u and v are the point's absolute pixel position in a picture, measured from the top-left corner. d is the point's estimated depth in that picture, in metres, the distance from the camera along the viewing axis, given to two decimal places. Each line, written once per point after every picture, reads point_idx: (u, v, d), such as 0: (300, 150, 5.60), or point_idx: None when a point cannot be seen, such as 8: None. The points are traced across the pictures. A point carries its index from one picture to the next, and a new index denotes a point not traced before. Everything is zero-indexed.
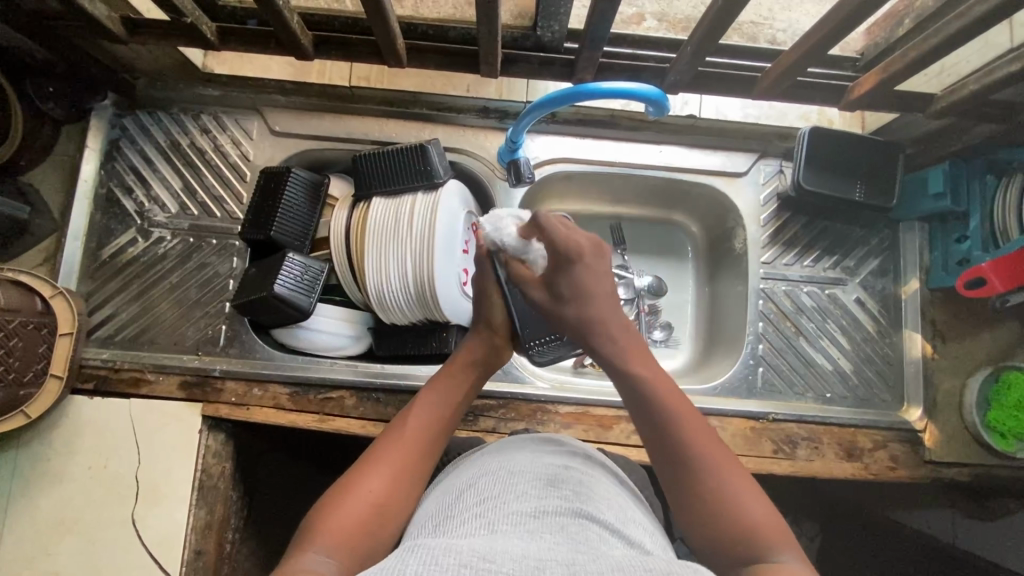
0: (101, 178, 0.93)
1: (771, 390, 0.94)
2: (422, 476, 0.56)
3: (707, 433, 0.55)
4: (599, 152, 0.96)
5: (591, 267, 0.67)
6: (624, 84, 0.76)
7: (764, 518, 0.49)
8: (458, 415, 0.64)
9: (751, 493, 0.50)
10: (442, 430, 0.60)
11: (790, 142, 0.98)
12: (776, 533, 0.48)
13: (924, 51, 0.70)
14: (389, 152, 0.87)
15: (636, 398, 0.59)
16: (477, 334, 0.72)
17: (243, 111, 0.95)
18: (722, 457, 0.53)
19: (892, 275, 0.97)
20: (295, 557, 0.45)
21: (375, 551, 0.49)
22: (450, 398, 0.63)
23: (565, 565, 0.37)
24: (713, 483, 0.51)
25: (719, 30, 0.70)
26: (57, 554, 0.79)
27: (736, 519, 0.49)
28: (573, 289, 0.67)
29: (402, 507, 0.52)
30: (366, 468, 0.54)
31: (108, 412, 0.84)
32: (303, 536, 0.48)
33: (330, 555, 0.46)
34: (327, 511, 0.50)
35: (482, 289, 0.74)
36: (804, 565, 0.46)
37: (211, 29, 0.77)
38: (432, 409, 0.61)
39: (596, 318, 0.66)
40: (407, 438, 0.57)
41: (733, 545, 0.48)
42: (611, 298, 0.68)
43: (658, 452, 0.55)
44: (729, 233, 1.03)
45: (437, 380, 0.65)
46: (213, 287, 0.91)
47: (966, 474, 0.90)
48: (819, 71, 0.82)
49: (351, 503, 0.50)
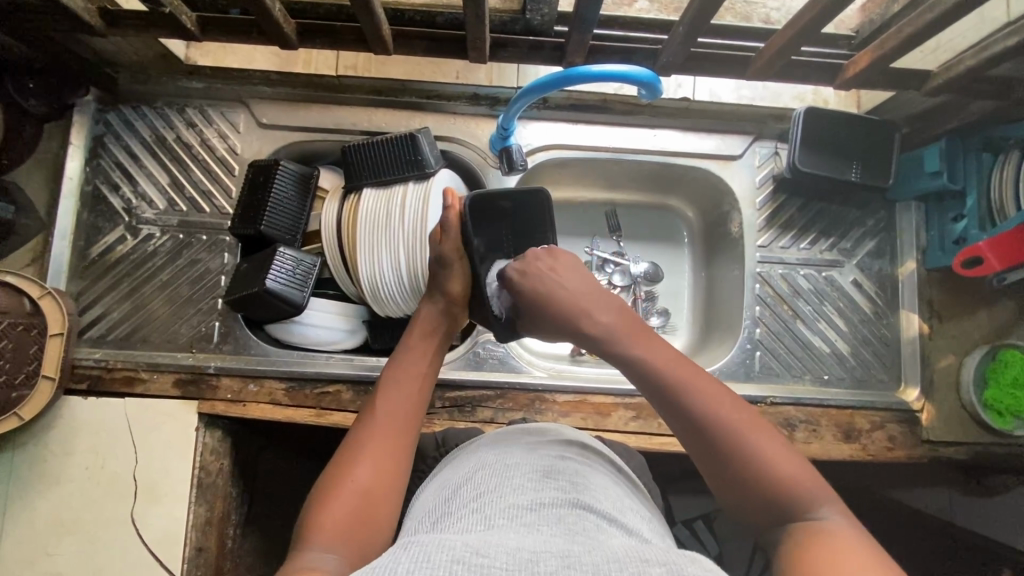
0: (86, 175, 0.91)
1: (768, 373, 0.94)
2: (405, 454, 0.55)
3: (716, 387, 0.53)
4: (590, 138, 0.95)
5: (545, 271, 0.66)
6: (616, 67, 0.74)
7: (794, 471, 0.48)
8: (429, 383, 0.62)
9: (773, 446, 0.49)
10: (416, 402, 0.59)
11: (785, 124, 0.97)
12: (809, 486, 0.47)
13: (921, 27, 0.69)
14: (380, 142, 0.85)
15: (635, 371, 0.56)
16: (433, 302, 0.70)
17: (229, 104, 0.93)
18: (741, 413, 0.51)
19: (889, 256, 0.97)
20: (295, 558, 0.45)
21: (378, 536, 0.50)
22: (415, 369, 0.62)
23: (560, 557, 0.37)
24: (734, 443, 0.49)
25: (712, 9, 0.69)
26: (57, 555, 0.79)
27: (764, 482, 0.48)
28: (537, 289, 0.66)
29: (392, 487, 0.52)
30: (347, 459, 0.53)
31: (101, 412, 0.83)
32: (299, 535, 0.48)
33: (330, 549, 0.46)
34: (317, 510, 0.49)
35: (441, 255, 0.72)
36: (847, 519, 0.46)
37: (191, 19, 0.75)
38: (401, 388, 0.59)
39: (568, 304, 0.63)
40: (380, 421, 0.56)
41: (772, 508, 0.48)
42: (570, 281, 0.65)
43: (675, 420, 0.53)
44: (725, 217, 1.02)
45: (401, 357, 0.63)
46: (205, 284, 0.90)
47: (964, 452, 0.90)
48: (814, 50, 0.82)
49: (339, 497, 0.50)
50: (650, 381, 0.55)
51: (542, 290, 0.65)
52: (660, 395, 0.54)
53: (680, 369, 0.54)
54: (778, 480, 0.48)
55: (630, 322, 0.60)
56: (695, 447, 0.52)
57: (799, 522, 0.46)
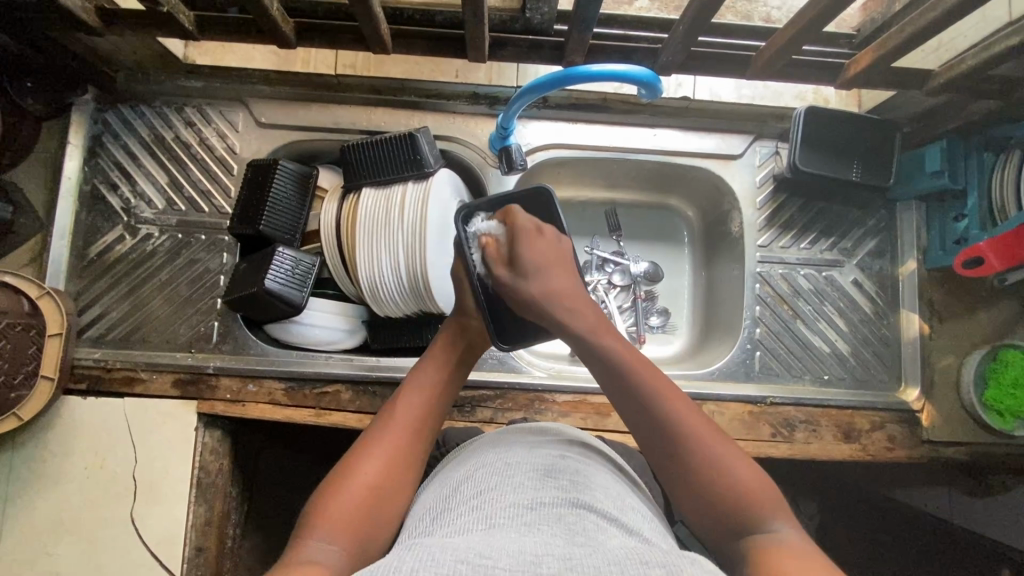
0: (84, 175, 0.91)
1: (769, 372, 0.93)
2: (416, 463, 0.54)
3: (668, 383, 0.54)
4: (591, 137, 0.95)
5: (541, 243, 0.63)
6: (615, 66, 0.73)
7: (752, 483, 0.47)
8: (448, 393, 0.61)
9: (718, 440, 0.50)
10: (433, 408, 0.58)
11: (785, 123, 0.96)
12: (766, 495, 0.47)
13: (922, 26, 0.69)
14: (379, 142, 0.85)
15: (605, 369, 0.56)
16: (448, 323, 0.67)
17: (228, 103, 0.93)
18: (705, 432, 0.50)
19: (889, 255, 0.97)
20: (296, 545, 0.46)
21: (379, 535, 0.50)
22: (437, 378, 0.61)
23: (563, 560, 0.37)
24: (691, 451, 0.49)
25: (713, 8, 0.68)
26: (56, 555, 0.79)
27: (707, 472, 0.48)
28: (535, 258, 0.61)
29: (399, 490, 0.52)
30: (359, 455, 0.53)
31: (100, 412, 0.83)
32: (304, 522, 0.48)
33: (332, 542, 0.46)
34: (324, 501, 0.49)
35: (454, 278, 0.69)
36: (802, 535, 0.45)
37: (188, 18, 0.75)
38: (423, 395, 0.58)
39: (559, 293, 0.60)
40: (396, 426, 0.55)
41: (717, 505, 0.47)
42: (560, 264, 0.62)
43: (626, 408, 0.54)
44: (725, 217, 1.02)
45: (425, 362, 0.63)
46: (203, 284, 0.90)
47: (964, 452, 0.90)
48: (815, 49, 0.81)
49: (346, 493, 0.49)
50: (607, 367, 0.56)
51: (542, 266, 0.61)
52: (615, 382, 0.55)
53: (636, 359, 0.56)
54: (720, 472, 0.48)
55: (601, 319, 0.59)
56: (643, 436, 0.52)
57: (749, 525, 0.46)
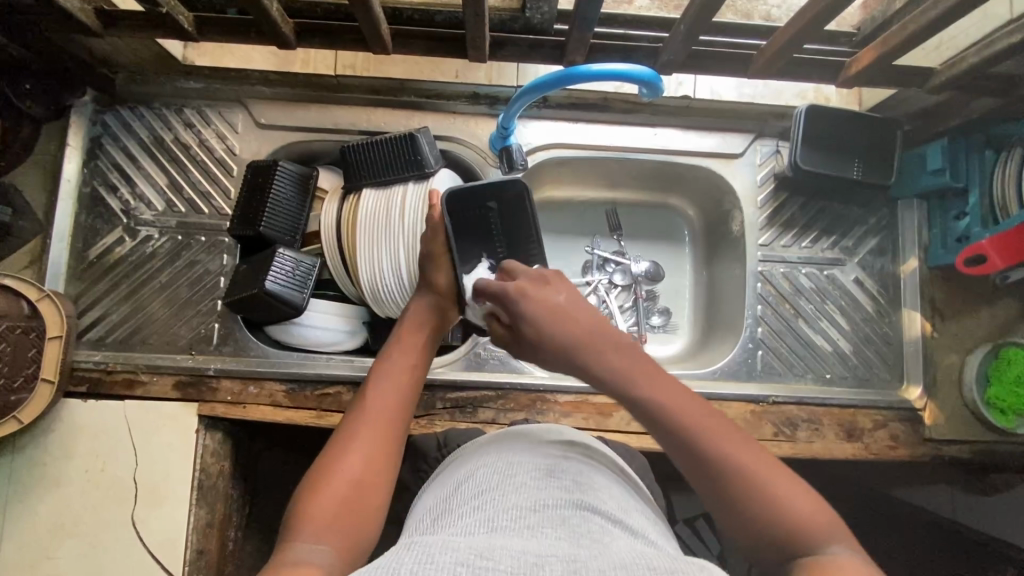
0: (84, 177, 0.91)
1: (771, 372, 0.93)
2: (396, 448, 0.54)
3: (709, 414, 0.48)
4: (592, 136, 0.95)
5: (531, 292, 0.58)
6: (616, 65, 0.73)
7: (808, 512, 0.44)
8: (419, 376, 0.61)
9: (769, 469, 0.46)
10: (406, 389, 0.58)
11: (786, 121, 0.96)
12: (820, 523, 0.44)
13: (924, 24, 0.69)
14: (380, 143, 0.85)
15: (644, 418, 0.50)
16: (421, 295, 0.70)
17: (227, 104, 0.93)
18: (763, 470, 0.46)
19: (891, 254, 0.96)
20: (285, 547, 0.45)
21: (368, 525, 0.49)
22: (406, 364, 0.60)
23: (566, 562, 0.36)
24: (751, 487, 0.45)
25: (714, 7, 0.68)
26: (56, 559, 0.79)
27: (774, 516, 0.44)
28: (533, 322, 0.56)
29: (382, 478, 0.52)
30: (337, 449, 0.52)
31: (100, 414, 0.83)
32: (290, 522, 0.47)
33: (320, 541, 0.46)
34: (308, 500, 0.48)
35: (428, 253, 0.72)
36: (857, 556, 0.42)
37: (188, 19, 0.75)
38: (392, 381, 0.57)
39: (570, 347, 0.54)
40: (369, 413, 0.55)
41: (766, 538, 0.44)
42: (561, 308, 0.56)
43: (675, 454, 0.48)
44: (726, 216, 1.02)
45: (392, 347, 0.62)
46: (204, 286, 0.90)
47: (966, 450, 0.90)
48: (816, 47, 0.81)
49: (329, 488, 0.49)
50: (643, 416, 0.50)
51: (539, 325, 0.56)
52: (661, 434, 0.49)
53: (680, 400, 0.49)
54: (778, 500, 0.44)
55: (630, 361, 0.52)
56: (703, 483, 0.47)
57: (803, 553, 0.43)
